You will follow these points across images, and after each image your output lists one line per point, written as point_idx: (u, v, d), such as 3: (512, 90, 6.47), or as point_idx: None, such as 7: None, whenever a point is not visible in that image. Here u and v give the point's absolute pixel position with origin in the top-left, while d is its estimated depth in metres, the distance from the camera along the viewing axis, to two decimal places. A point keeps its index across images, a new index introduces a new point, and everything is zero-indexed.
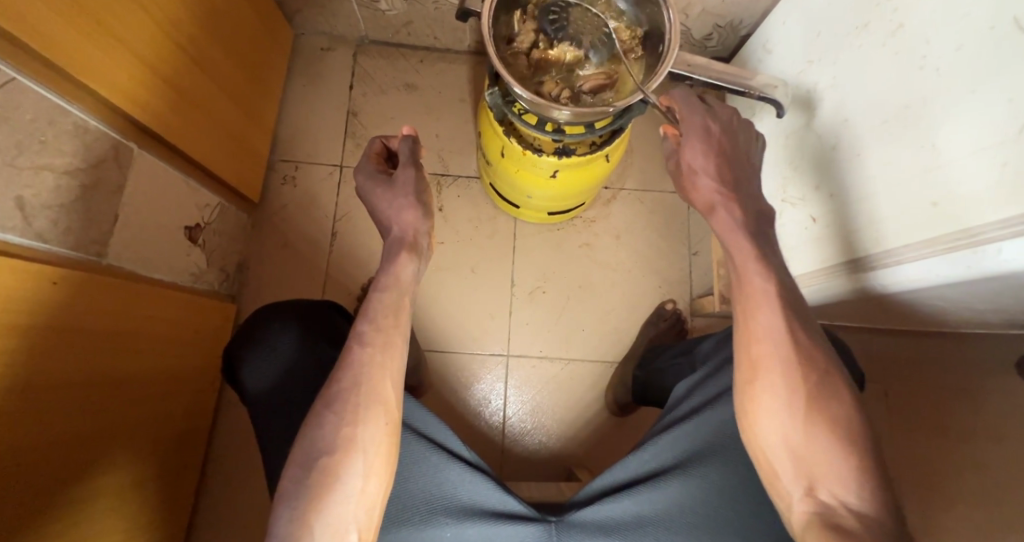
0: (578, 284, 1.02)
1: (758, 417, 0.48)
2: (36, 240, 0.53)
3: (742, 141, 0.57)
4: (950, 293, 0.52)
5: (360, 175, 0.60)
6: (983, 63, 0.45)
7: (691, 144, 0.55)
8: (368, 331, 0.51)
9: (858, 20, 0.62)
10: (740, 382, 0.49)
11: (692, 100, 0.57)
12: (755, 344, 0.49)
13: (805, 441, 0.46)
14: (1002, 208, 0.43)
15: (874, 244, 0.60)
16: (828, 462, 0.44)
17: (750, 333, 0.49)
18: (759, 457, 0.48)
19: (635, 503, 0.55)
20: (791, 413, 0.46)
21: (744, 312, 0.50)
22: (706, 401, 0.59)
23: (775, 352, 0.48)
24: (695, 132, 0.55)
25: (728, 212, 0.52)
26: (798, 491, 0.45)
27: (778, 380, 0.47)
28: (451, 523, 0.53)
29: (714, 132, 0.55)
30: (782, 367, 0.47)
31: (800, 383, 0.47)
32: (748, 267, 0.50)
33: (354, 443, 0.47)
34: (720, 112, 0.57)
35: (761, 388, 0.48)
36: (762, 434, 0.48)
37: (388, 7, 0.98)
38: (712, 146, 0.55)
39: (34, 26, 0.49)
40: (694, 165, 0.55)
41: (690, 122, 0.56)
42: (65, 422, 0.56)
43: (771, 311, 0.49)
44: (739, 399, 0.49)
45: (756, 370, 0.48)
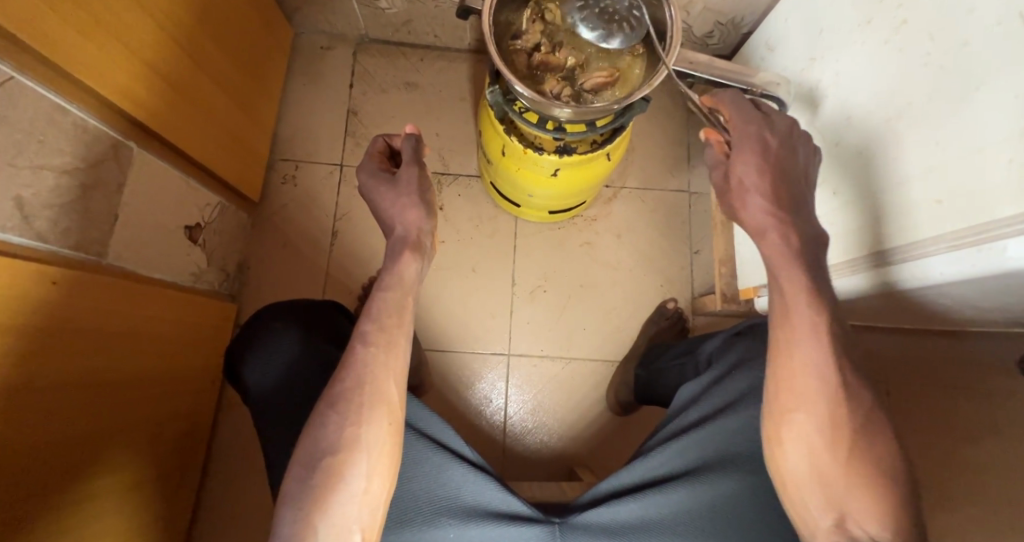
0: (580, 283, 1.02)
1: (792, 445, 0.47)
2: (35, 240, 0.53)
3: (800, 154, 0.52)
4: (955, 291, 0.52)
5: (362, 173, 0.59)
6: (988, 58, 0.44)
7: (745, 158, 0.50)
8: (372, 330, 0.50)
9: (862, 16, 0.61)
10: (775, 412, 0.49)
11: (745, 109, 0.53)
12: (795, 378, 0.48)
13: (838, 475, 0.46)
14: (1007, 205, 0.42)
15: (879, 242, 0.60)
16: (860, 496, 0.45)
17: (790, 366, 0.48)
18: (787, 483, 0.48)
19: (641, 506, 0.55)
20: (827, 449, 0.46)
21: (785, 341, 0.48)
22: (716, 408, 0.59)
23: (816, 384, 0.47)
24: (750, 145, 0.50)
25: (782, 235, 0.48)
26: (828, 520, 0.45)
27: (816, 414, 0.47)
28: (455, 524, 0.53)
29: (771, 146, 0.50)
30: (821, 402, 0.47)
31: (839, 418, 0.46)
32: (797, 296, 0.47)
33: (358, 443, 0.47)
34: (777, 122, 0.52)
35: (800, 419, 0.47)
36: (794, 462, 0.47)
37: (388, 5, 0.97)
38: (768, 160, 0.50)
39: (34, 26, 0.49)
40: (745, 180, 0.50)
41: (743, 132, 0.51)
42: (64, 423, 0.56)
43: (814, 345, 0.47)
44: (772, 428, 0.49)
45: (795, 398, 0.47)
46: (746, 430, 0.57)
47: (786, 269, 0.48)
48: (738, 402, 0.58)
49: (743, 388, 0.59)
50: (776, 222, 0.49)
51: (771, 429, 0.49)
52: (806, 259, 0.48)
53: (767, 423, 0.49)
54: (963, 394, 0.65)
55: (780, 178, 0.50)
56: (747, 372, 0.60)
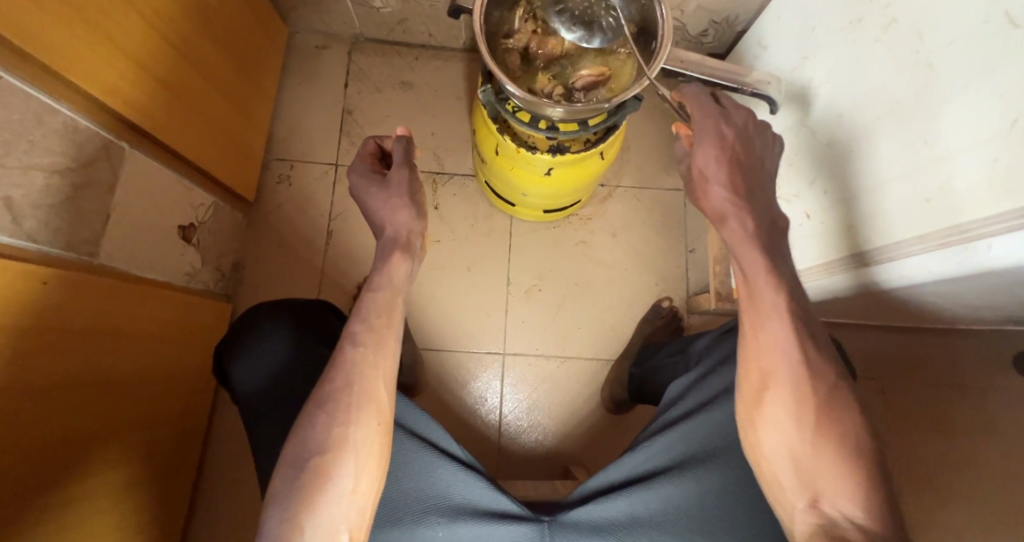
0: (575, 282, 1.02)
1: (763, 430, 0.48)
2: (26, 240, 0.53)
3: (757, 145, 0.52)
4: (944, 290, 0.52)
5: (352, 175, 0.59)
6: (974, 57, 0.44)
7: (703, 149, 0.50)
8: (361, 330, 0.51)
9: (852, 14, 0.61)
10: (746, 395, 0.49)
11: (704, 99, 0.52)
12: (761, 359, 0.48)
13: (808, 453, 0.46)
14: (993, 204, 0.43)
15: (868, 240, 0.60)
16: (831, 474, 0.44)
17: (757, 348, 0.49)
18: (763, 469, 0.49)
19: (630, 503, 0.55)
20: (796, 428, 0.46)
21: (751, 324, 0.49)
22: (700, 404, 0.59)
23: (784, 367, 0.47)
24: (709, 138, 0.50)
25: (741, 224, 0.49)
26: (803, 502, 0.45)
27: (784, 393, 0.47)
28: (444, 523, 0.53)
29: (728, 139, 0.50)
30: (788, 382, 0.47)
31: (806, 396, 0.47)
32: (760, 280, 0.48)
33: (345, 443, 0.47)
34: (735, 116, 0.51)
35: (769, 402, 0.48)
36: (767, 446, 0.48)
37: (382, 4, 0.97)
38: (726, 154, 0.50)
39: (24, 26, 0.49)
40: (705, 173, 0.50)
41: (701, 124, 0.50)
42: (56, 422, 0.56)
43: (777, 326, 0.47)
44: (745, 412, 0.50)
45: (765, 383, 0.48)
46: (732, 424, 0.57)
47: (773, 267, 0.48)
48: (722, 396, 0.58)
49: (727, 383, 0.59)
50: (761, 219, 0.49)
51: (744, 413, 0.50)
52: (769, 243, 0.49)
53: (740, 408, 0.50)
54: (956, 392, 0.65)
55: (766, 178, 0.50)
56: (732, 368, 0.60)
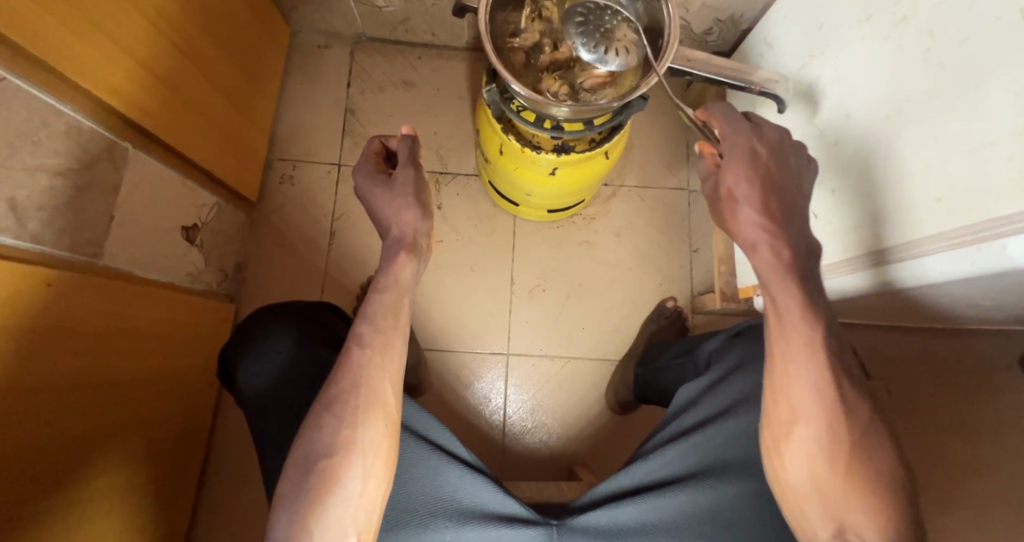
0: (579, 282, 1.02)
1: (790, 462, 0.48)
2: (30, 241, 0.53)
3: (792, 164, 0.51)
4: (955, 291, 0.52)
5: (357, 174, 0.59)
6: (988, 55, 0.44)
7: (735, 167, 0.48)
8: (367, 332, 0.50)
9: (862, 12, 0.61)
10: (775, 426, 0.49)
11: (735, 118, 0.51)
12: (790, 391, 0.47)
13: (836, 486, 0.46)
14: (1008, 203, 0.42)
15: (879, 240, 0.59)
16: (857, 508, 0.45)
17: (787, 381, 0.47)
18: (787, 498, 0.49)
19: (640, 510, 0.55)
20: (825, 462, 0.46)
21: (781, 358, 0.48)
22: (715, 412, 0.58)
23: (815, 400, 0.46)
24: (741, 154, 0.49)
25: (774, 249, 0.47)
26: (828, 532, 0.46)
27: (814, 427, 0.46)
28: (451, 526, 0.53)
29: (761, 156, 0.49)
30: (819, 416, 0.46)
31: (836, 428, 0.46)
32: (793, 313, 0.46)
33: (353, 445, 0.46)
34: (768, 132, 0.51)
35: (798, 436, 0.47)
36: (792, 477, 0.48)
37: (385, 3, 0.97)
38: (758, 172, 0.48)
39: (27, 26, 0.48)
40: (735, 192, 0.48)
41: (733, 141, 0.50)
42: (61, 425, 0.56)
43: (809, 362, 0.46)
44: (771, 441, 0.49)
45: (796, 416, 0.47)
46: (747, 434, 0.57)
47: (788, 268, 0.47)
48: (738, 407, 0.58)
49: (742, 392, 0.59)
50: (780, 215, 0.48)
51: (771, 443, 0.49)
52: (802, 270, 0.47)
53: (767, 436, 0.50)
54: (963, 392, 0.65)
55: (776, 178, 0.50)
56: (745, 376, 0.60)
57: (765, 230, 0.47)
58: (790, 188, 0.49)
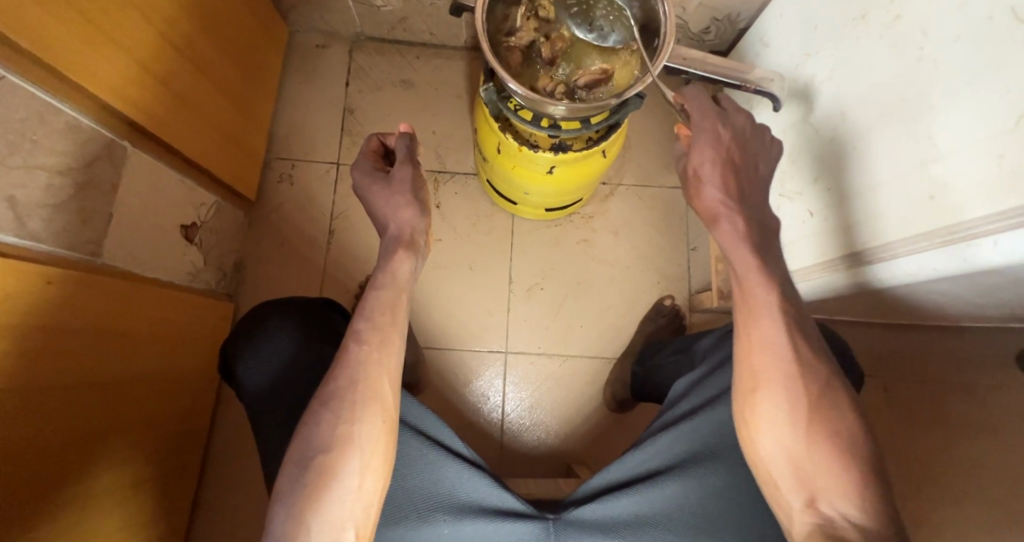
0: (577, 281, 1.02)
1: (756, 430, 0.48)
2: (29, 240, 0.53)
3: (753, 148, 0.54)
4: (948, 288, 0.52)
5: (356, 172, 0.59)
6: (981, 54, 0.44)
7: (700, 149, 0.51)
8: (365, 328, 0.50)
9: (856, 11, 0.61)
10: (739, 394, 0.49)
11: (705, 102, 0.53)
12: (753, 356, 0.48)
13: (804, 453, 0.45)
14: (998, 202, 0.43)
15: (870, 239, 0.60)
16: (826, 472, 0.44)
17: (750, 346, 0.48)
18: (759, 469, 0.48)
19: (635, 502, 0.55)
20: (789, 426, 0.46)
21: (744, 323, 0.49)
22: (704, 402, 0.59)
23: (777, 363, 0.47)
24: (707, 139, 0.52)
25: (732, 223, 0.50)
26: (799, 502, 0.45)
27: (778, 390, 0.47)
28: (449, 521, 0.53)
29: (725, 140, 0.52)
30: (781, 379, 0.47)
31: (798, 392, 0.46)
32: (755, 279, 0.48)
33: (351, 440, 0.47)
34: (733, 117, 0.54)
35: (762, 398, 0.47)
36: (761, 446, 0.47)
37: (383, 3, 0.97)
38: (721, 154, 0.51)
39: (27, 26, 0.49)
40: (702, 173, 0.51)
41: (699, 126, 0.52)
42: (61, 422, 0.56)
43: (772, 323, 0.47)
44: (738, 410, 0.49)
45: (756, 379, 0.48)
46: (733, 424, 0.56)
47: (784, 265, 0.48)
48: (725, 395, 0.58)
49: (731, 381, 0.59)
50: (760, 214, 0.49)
51: (737, 412, 0.49)
52: (761, 246, 0.49)
53: (736, 406, 0.49)
54: (959, 389, 0.65)
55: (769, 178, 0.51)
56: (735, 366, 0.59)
57: (747, 227, 0.50)
58: (750, 174, 0.53)
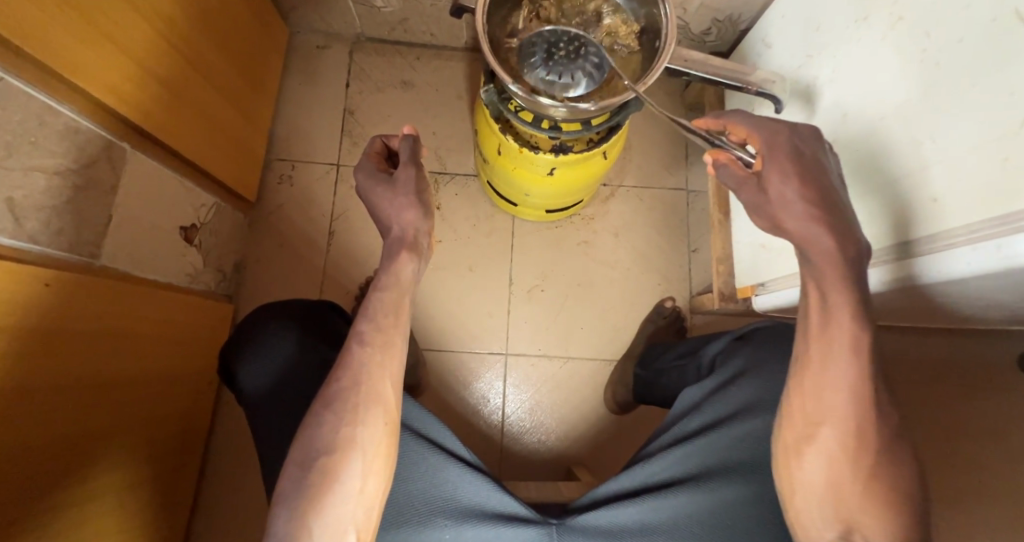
0: (578, 282, 1.02)
1: (804, 460, 0.47)
2: (28, 241, 0.53)
3: (830, 163, 0.48)
4: (952, 290, 0.51)
5: (360, 173, 0.59)
6: (986, 54, 0.44)
7: (780, 167, 0.46)
8: (368, 330, 0.50)
9: (858, 13, 0.61)
10: (799, 425, 0.48)
11: (764, 120, 0.50)
12: (823, 391, 0.46)
13: (852, 491, 0.45)
14: (1007, 202, 0.42)
15: (876, 241, 0.59)
16: (869, 511, 0.44)
17: (819, 381, 0.46)
18: (789, 494, 0.49)
19: (641, 511, 0.55)
20: (845, 465, 0.45)
21: (820, 356, 0.46)
22: (717, 417, 0.59)
23: (845, 402, 0.45)
24: (783, 154, 0.47)
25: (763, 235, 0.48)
26: (834, 533, 0.46)
27: (840, 429, 0.46)
28: (450, 525, 0.53)
29: (804, 153, 0.47)
30: (847, 419, 0.45)
31: (861, 435, 0.45)
32: (841, 312, 0.45)
33: (354, 442, 0.46)
34: (802, 129, 0.49)
35: (827, 436, 0.46)
36: (803, 476, 0.47)
37: (383, 4, 0.97)
38: (802, 169, 0.46)
39: (23, 27, 0.48)
40: (785, 196, 0.45)
41: (773, 142, 0.48)
42: (57, 425, 0.56)
43: (846, 362, 0.45)
44: (792, 438, 0.48)
45: (824, 415, 0.46)
46: (750, 439, 0.57)
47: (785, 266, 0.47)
48: (746, 410, 0.58)
49: (749, 396, 0.59)
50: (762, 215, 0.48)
51: (790, 440, 0.48)
52: (857, 264, 0.44)
53: (786, 432, 0.49)
54: None
55: None
56: (751, 380, 0.60)
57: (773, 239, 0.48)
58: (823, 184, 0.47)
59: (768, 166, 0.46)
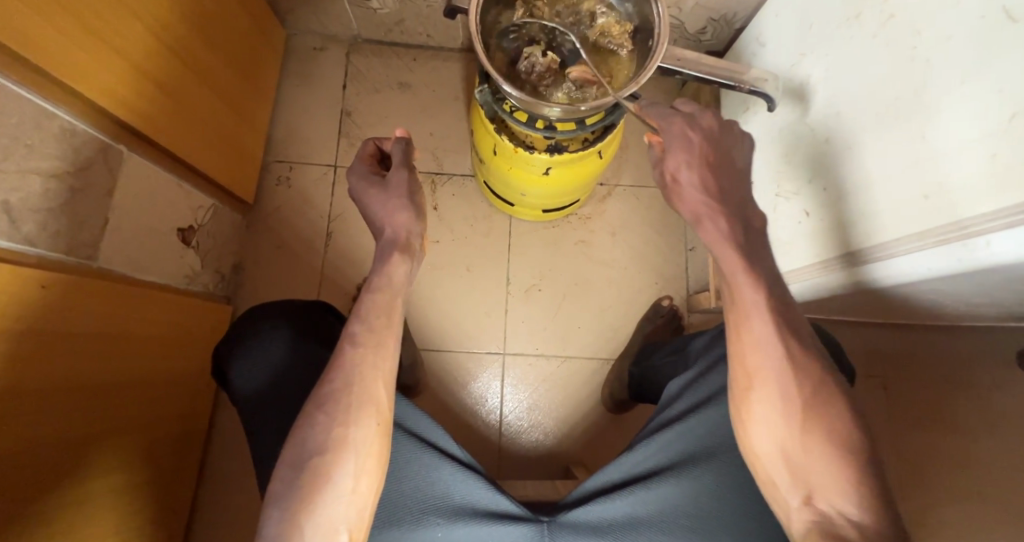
0: (575, 281, 1.02)
1: (749, 429, 0.48)
2: (25, 244, 0.53)
3: (728, 146, 0.52)
4: (946, 288, 0.51)
5: (352, 176, 0.59)
6: (973, 51, 0.44)
7: (672, 154, 0.50)
8: (361, 331, 0.51)
9: (850, 11, 0.61)
10: (736, 395, 0.49)
11: (664, 109, 0.53)
12: (747, 356, 0.48)
13: (801, 452, 0.45)
14: (993, 198, 0.42)
15: (865, 239, 0.60)
16: (823, 470, 0.44)
17: (741, 347, 0.48)
18: (754, 465, 0.48)
19: (629, 503, 0.55)
20: (785, 426, 0.46)
21: (736, 323, 0.48)
22: (697, 402, 0.59)
23: (769, 361, 0.47)
24: (677, 142, 0.50)
25: (736, 238, 0.48)
26: (796, 500, 0.45)
27: (767, 389, 0.47)
28: (442, 523, 0.53)
29: (693, 138, 0.50)
30: (773, 378, 0.47)
31: (793, 392, 0.46)
32: (742, 279, 0.47)
33: (346, 443, 0.47)
34: (700, 117, 0.52)
35: (757, 399, 0.47)
36: (755, 444, 0.48)
37: (379, 6, 0.97)
38: (694, 156, 0.50)
39: (19, 31, 0.49)
40: (678, 177, 0.50)
41: (668, 131, 0.51)
42: (59, 424, 0.57)
43: (761, 325, 0.47)
44: (734, 407, 0.49)
45: (752, 379, 0.48)
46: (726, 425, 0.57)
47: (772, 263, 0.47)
48: (721, 394, 0.58)
49: (725, 381, 0.59)
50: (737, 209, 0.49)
51: (734, 413, 0.50)
52: (747, 242, 0.48)
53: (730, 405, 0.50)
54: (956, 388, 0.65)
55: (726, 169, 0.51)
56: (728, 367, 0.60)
57: (739, 235, 0.48)
58: None
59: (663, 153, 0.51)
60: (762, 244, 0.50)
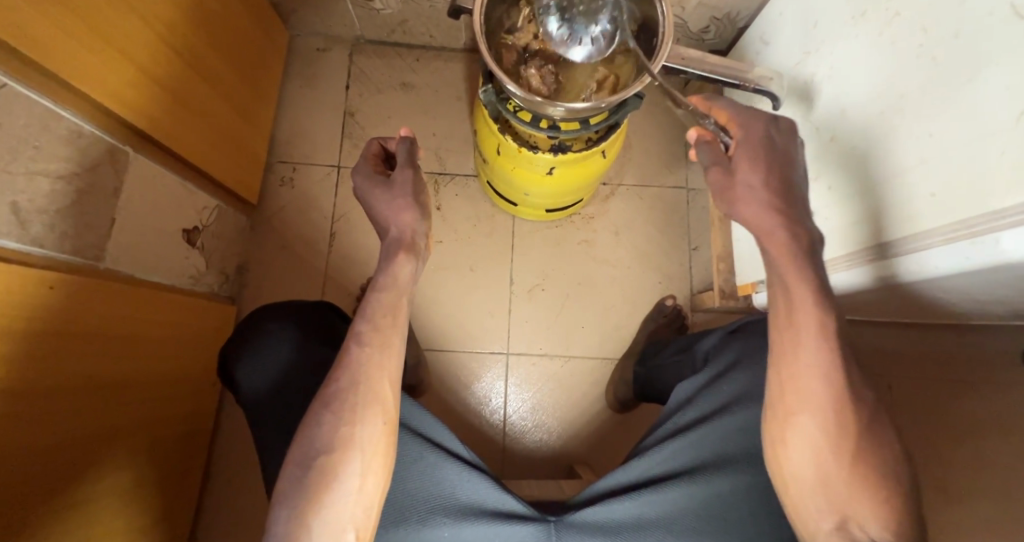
0: (579, 281, 1.02)
1: (788, 449, 0.48)
2: (33, 245, 0.54)
3: (800, 153, 0.51)
4: (956, 286, 0.51)
5: (356, 176, 0.59)
6: (982, 47, 0.44)
7: (749, 154, 0.48)
8: (367, 330, 0.51)
9: (856, 8, 0.61)
10: (777, 414, 0.49)
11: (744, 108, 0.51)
12: (799, 380, 0.47)
13: (840, 478, 0.46)
14: (1004, 197, 0.42)
15: (873, 237, 0.60)
16: (860, 499, 0.46)
17: (795, 370, 0.47)
18: (787, 486, 0.49)
19: (637, 505, 0.55)
20: (830, 453, 0.46)
21: (789, 345, 0.47)
22: (712, 410, 0.59)
23: (822, 389, 0.46)
24: (750, 145, 0.49)
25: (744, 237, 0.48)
26: (829, 524, 0.46)
27: (819, 416, 0.47)
28: (449, 523, 0.53)
29: (775, 143, 0.48)
30: (827, 408, 0.46)
31: (839, 419, 0.46)
32: (805, 298, 0.46)
33: (353, 442, 0.47)
34: (781, 122, 0.50)
35: (804, 423, 0.47)
36: (792, 465, 0.48)
37: (382, 6, 0.98)
38: (770, 157, 0.48)
39: (26, 32, 0.49)
40: (751, 183, 0.47)
41: (750, 130, 0.49)
42: (63, 425, 0.56)
43: (818, 351, 0.46)
44: (775, 429, 0.49)
45: (801, 402, 0.47)
46: (742, 431, 0.57)
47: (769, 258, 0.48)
48: (737, 403, 0.58)
49: (742, 389, 0.59)
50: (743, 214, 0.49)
51: (774, 431, 0.49)
52: (809, 254, 0.47)
53: (770, 424, 0.50)
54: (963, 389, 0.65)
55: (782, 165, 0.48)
56: (742, 373, 0.60)
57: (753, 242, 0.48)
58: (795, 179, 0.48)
59: (741, 153, 0.48)
60: (820, 258, 0.48)
